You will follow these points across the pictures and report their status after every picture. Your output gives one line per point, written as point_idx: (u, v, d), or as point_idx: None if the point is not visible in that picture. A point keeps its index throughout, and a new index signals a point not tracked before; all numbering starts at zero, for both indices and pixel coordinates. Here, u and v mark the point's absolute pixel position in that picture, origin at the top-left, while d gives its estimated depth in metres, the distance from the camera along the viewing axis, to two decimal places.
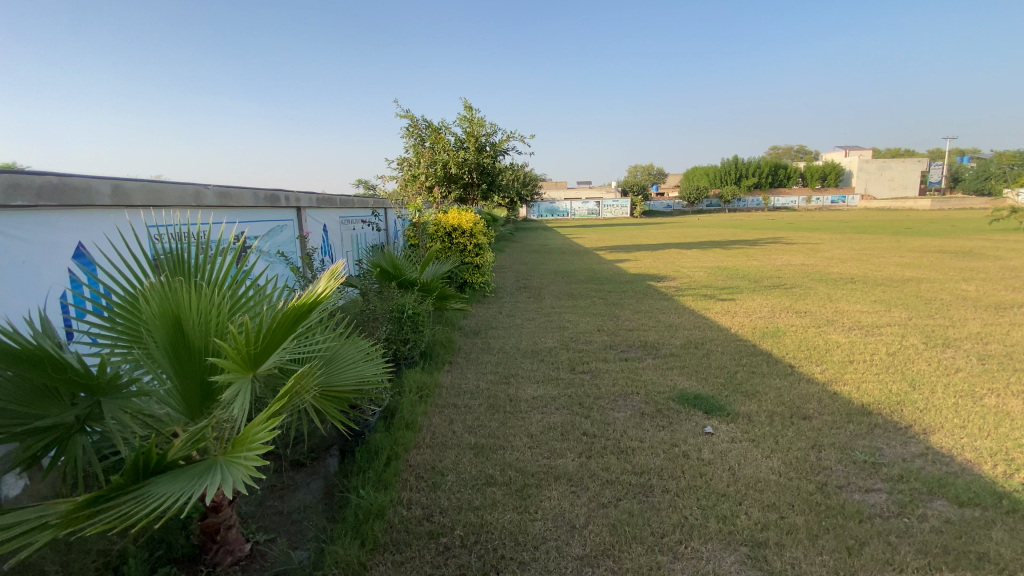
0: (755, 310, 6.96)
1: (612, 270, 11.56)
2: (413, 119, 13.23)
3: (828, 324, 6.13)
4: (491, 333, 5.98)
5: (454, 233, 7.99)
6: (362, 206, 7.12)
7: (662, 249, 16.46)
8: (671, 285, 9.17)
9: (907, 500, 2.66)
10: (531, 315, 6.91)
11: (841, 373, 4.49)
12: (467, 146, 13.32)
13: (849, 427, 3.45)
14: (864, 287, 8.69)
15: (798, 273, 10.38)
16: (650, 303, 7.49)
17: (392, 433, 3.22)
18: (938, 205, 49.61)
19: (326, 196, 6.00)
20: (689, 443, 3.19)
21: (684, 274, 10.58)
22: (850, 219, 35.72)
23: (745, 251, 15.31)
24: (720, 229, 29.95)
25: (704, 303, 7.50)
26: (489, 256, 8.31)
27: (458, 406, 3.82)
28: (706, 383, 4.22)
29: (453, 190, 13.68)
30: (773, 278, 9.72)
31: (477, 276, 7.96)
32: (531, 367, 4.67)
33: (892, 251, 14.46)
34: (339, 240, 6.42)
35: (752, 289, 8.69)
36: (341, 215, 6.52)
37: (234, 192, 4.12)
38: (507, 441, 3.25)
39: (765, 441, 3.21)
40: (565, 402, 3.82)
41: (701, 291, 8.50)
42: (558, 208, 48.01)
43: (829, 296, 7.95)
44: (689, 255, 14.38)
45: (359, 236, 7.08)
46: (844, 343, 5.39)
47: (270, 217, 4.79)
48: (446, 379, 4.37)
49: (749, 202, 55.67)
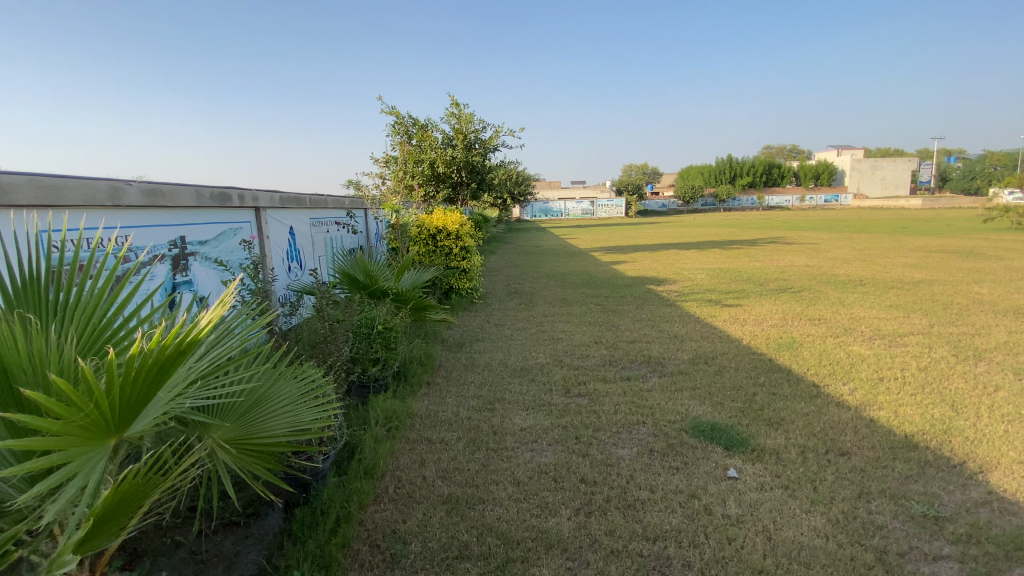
0: (765, 318, 6.39)
1: (608, 273, 10.99)
2: (399, 116, 12.63)
3: (845, 334, 5.58)
4: (477, 346, 5.38)
5: (438, 235, 7.38)
6: (336, 207, 6.50)
7: (659, 250, 15.92)
8: (671, 288, 8.61)
9: (986, 572, 2.09)
10: (522, 324, 6.31)
11: (873, 393, 3.93)
12: (456, 143, 12.72)
13: (897, 466, 2.88)
14: (875, 290, 8.18)
15: (802, 275, 9.85)
16: (651, 310, 6.92)
17: (346, 485, 2.62)
18: (931, 203, 49.55)
19: (292, 195, 5.38)
20: (709, 493, 2.62)
21: (684, 277, 10.03)
22: (845, 219, 35.45)
23: (744, 252, 14.81)
24: (716, 229, 29.49)
25: (709, 310, 6.94)
26: (478, 260, 7.70)
27: (432, 442, 3.23)
28: (721, 409, 3.65)
29: (441, 189, 13.08)
30: (777, 281, 9.18)
31: (463, 282, 7.37)
32: (520, 389, 4.09)
33: (895, 251, 13.98)
34: (308, 244, 5.81)
35: (758, 293, 8.14)
36: (312, 216, 5.91)
37: (168, 189, 3.52)
38: (488, 492, 2.67)
39: (800, 488, 2.64)
40: (559, 436, 3.25)
41: (704, 295, 7.94)
42: (552, 207, 47.50)
43: (840, 300, 7.42)
44: (686, 256, 13.85)
45: (333, 239, 6.47)
46: (868, 356, 4.83)
47: (219, 219, 4.18)
48: (421, 405, 3.79)
49: (743, 201, 55.41)
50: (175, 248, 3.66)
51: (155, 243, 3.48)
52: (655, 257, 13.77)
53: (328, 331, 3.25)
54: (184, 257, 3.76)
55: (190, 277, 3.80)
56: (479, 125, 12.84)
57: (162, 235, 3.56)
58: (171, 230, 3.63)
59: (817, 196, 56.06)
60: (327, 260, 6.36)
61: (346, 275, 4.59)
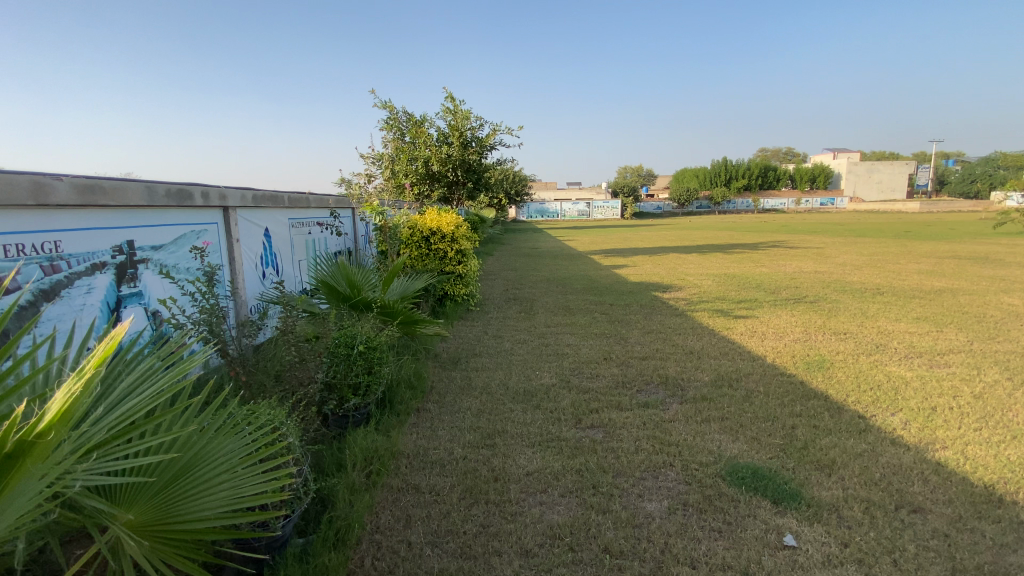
0: (786, 331, 5.90)
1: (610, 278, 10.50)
2: (392, 111, 12.09)
3: (878, 352, 5.11)
4: (473, 362, 4.84)
5: (432, 237, 6.85)
6: (319, 206, 5.94)
7: (660, 254, 15.42)
8: (679, 296, 8.13)
9: None
10: (523, 336, 5.78)
11: (929, 430, 3.45)
12: (451, 140, 12.16)
13: (986, 529, 2.40)
14: (896, 300, 7.72)
15: (815, 283, 9.39)
16: (661, 320, 6.42)
17: (310, 561, 2.09)
18: (927, 207, 49.53)
19: (267, 193, 4.82)
20: (766, 569, 2.11)
21: (691, 283, 9.55)
22: (843, 222, 35.20)
23: (749, 256, 14.36)
24: (715, 231, 29.09)
25: (725, 321, 6.45)
26: (475, 264, 7.18)
27: (421, 492, 2.70)
28: (759, 447, 3.15)
29: (436, 188, 12.53)
30: (790, 289, 8.71)
31: (459, 288, 6.86)
32: (523, 417, 3.56)
33: (905, 256, 13.58)
34: (285, 247, 5.26)
35: (772, 301, 7.68)
36: (291, 216, 5.37)
37: (111, 184, 2.95)
38: (489, 567, 2.13)
39: (877, 563, 2.15)
40: (573, 484, 2.72)
41: (715, 304, 7.46)
42: (548, 208, 47.06)
43: (862, 311, 6.95)
44: (689, 260, 13.37)
45: (316, 241, 5.93)
46: (911, 380, 4.36)
47: (178, 220, 3.61)
48: (408, 440, 3.26)
49: (740, 203, 55.19)
50: (119, 255, 3.08)
51: (94, 249, 2.90)
52: (658, 261, 13.29)
53: (294, 355, 2.70)
54: (131, 265, 3.18)
55: (141, 288, 3.22)
56: (476, 122, 12.29)
57: (104, 239, 2.98)
58: (116, 233, 3.05)
59: (813, 199, 55.94)
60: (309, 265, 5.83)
61: (324, 284, 4.04)
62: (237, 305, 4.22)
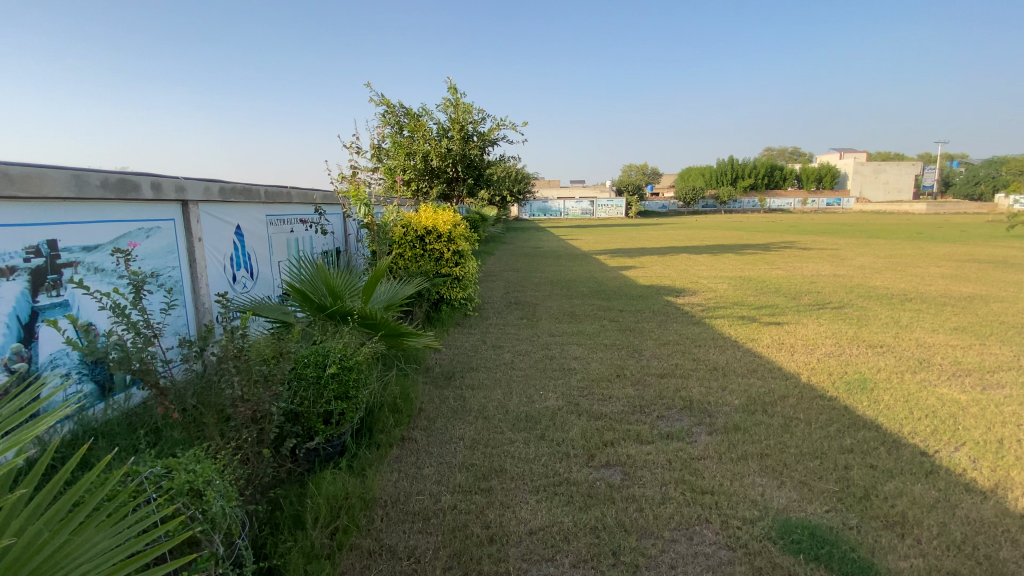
0: (815, 343, 5.33)
1: (618, 280, 9.95)
2: (390, 104, 11.58)
3: (923, 369, 4.53)
4: (470, 379, 4.28)
5: (427, 237, 6.32)
6: (303, 202, 5.43)
7: (669, 254, 14.83)
8: (693, 301, 7.57)
9: None
10: (525, 347, 5.22)
11: (1006, 470, 2.89)
12: (451, 134, 11.59)
13: None
14: (929, 307, 7.11)
15: (837, 287, 8.80)
16: (676, 330, 5.87)
17: None
18: (936, 208, 48.71)
19: (239, 187, 4.31)
20: None
21: (703, 286, 9.00)
22: (852, 222, 34.47)
23: (761, 257, 13.73)
24: (722, 230, 28.44)
25: (745, 330, 5.90)
26: (474, 266, 6.64)
27: (397, 556, 2.17)
28: (811, 497, 2.60)
29: (435, 185, 12.00)
30: (811, 294, 8.12)
31: (456, 292, 6.32)
32: (526, 450, 3.02)
33: (924, 259, 12.92)
34: (262, 247, 4.75)
35: (794, 308, 7.10)
36: (269, 212, 4.85)
37: (26, 172, 2.44)
38: None
39: None
40: (589, 549, 2.18)
41: (733, 311, 6.90)
42: (550, 206, 46.49)
43: (894, 319, 6.36)
44: (701, 261, 12.73)
45: (299, 241, 5.41)
46: (969, 404, 3.78)
47: (119, 216, 3.11)
48: (388, 480, 2.74)
49: (745, 203, 54.45)
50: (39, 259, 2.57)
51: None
52: (667, 262, 12.70)
53: (233, 386, 2.13)
54: (55, 270, 2.67)
55: (67, 298, 2.71)
56: (478, 115, 11.74)
57: (17, 237, 2.47)
58: (34, 231, 2.54)
59: (820, 200, 55.16)
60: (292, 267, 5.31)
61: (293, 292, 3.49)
62: (197, 311, 3.75)
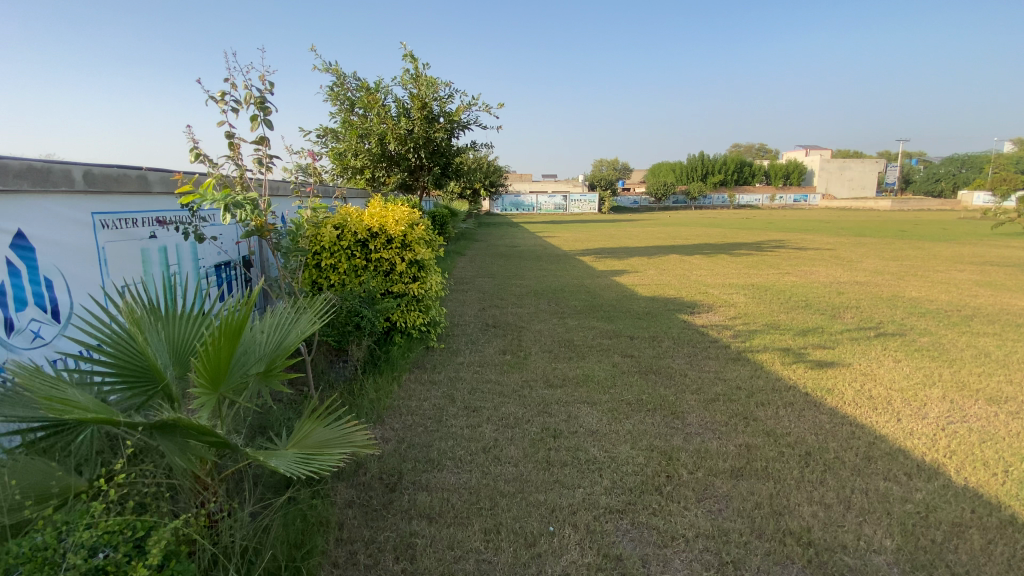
0: (917, 400, 3.82)
1: (613, 289, 8.38)
2: (339, 76, 9.70)
3: None
4: (429, 494, 2.54)
5: (371, 241, 4.55)
6: (166, 192, 3.58)
7: (660, 255, 13.38)
8: (715, 321, 6.04)
9: None
10: (514, 411, 3.49)
11: None
12: (412, 113, 9.72)
13: None
14: (1005, 330, 5.79)
15: (873, 299, 7.46)
16: (716, 371, 4.30)
17: None
18: (900, 206, 49.50)
19: (9, 168, 2.42)
20: None
21: (717, 298, 7.52)
22: (830, 220, 34.14)
23: (764, 259, 12.36)
24: (703, 228, 27.32)
25: (806, 370, 4.39)
26: (438, 281, 4.97)
27: None
28: None
29: (394, 173, 10.17)
30: (853, 310, 6.70)
31: (413, 315, 4.67)
32: None
33: (937, 262, 11.88)
34: (87, 267, 2.90)
35: (845, 332, 5.65)
36: (99, 208, 3.01)
37: None
38: None
39: None
40: None
41: (773, 336, 5.40)
42: (522, 201, 44.84)
43: (982, 352, 4.98)
44: (699, 264, 11.31)
45: (167, 251, 3.60)
46: None
47: None
48: None
49: (716, 199, 54.16)
50: None
51: None
52: (662, 265, 11.20)
53: None
54: None
55: None
56: (445, 92, 9.89)
57: None
58: None
59: (789, 197, 55.48)
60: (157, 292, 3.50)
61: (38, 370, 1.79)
62: None
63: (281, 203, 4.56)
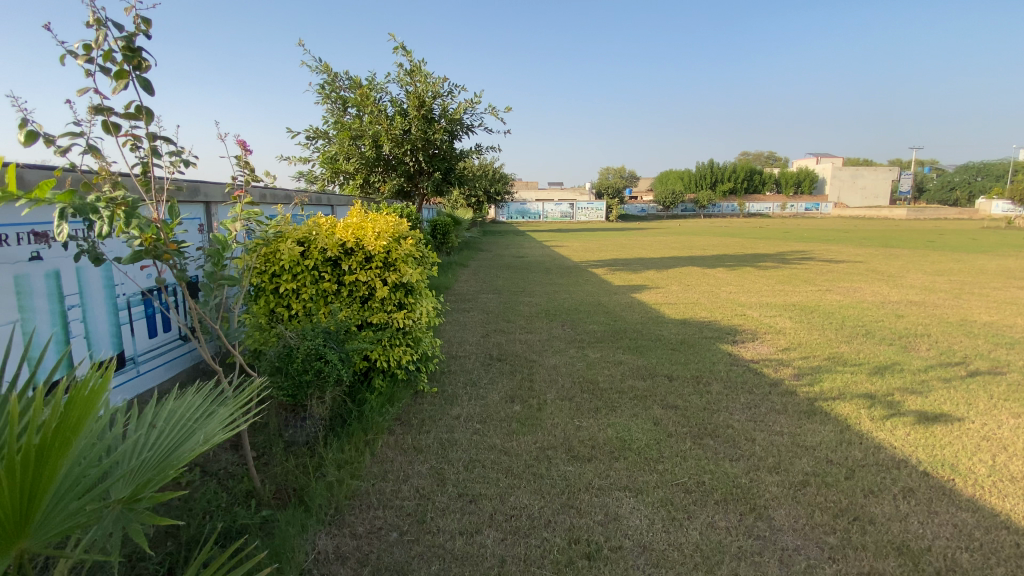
0: None
1: (635, 309, 7.39)
2: (332, 73, 8.86)
3: None
4: None
5: (344, 260, 3.58)
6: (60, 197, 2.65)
7: (679, 268, 12.35)
8: (765, 354, 5.01)
9: None
10: (529, 505, 2.47)
11: None
12: (410, 113, 8.79)
13: None
14: None
15: (942, 324, 6.39)
16: (790, 433, 3.28)
17: None
18: (917, 215, 48.12)
19: None
20: None
21: (757, 321, 6.52)
22: (848, 229, 32.82)
23: (795, 273, 11.28)
24: (718, 237, 26.24)
25: (905, 432, 3.36)
26: (431, 308, 3.99)
27: None
28: None
29: (390, 179, 9.26)
30: (925, 339, 5.65)
31: (398, 354, 3.69)
32: None
33: (990, 277, 10.73)
34: None
35: (930, 371, 4.61)
36: None
37: None
38: None
39: None
40: None
41: (843, 377, 4.37)
42: (528, 209, 44.06)
43: None
44: (726, 279, 10.28)
45: (60, 277, 2.65)
46: None
47: None
48: None
49: (725, 207, 53.07)
50: None
51: None
52: (684, 280, 10.17)
53: None
54: None
55: None
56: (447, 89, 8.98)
57: None
58: None
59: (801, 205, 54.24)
60: (44, 334, 2.57)
61: None
62: None
63: (218, 209, 3.58)
